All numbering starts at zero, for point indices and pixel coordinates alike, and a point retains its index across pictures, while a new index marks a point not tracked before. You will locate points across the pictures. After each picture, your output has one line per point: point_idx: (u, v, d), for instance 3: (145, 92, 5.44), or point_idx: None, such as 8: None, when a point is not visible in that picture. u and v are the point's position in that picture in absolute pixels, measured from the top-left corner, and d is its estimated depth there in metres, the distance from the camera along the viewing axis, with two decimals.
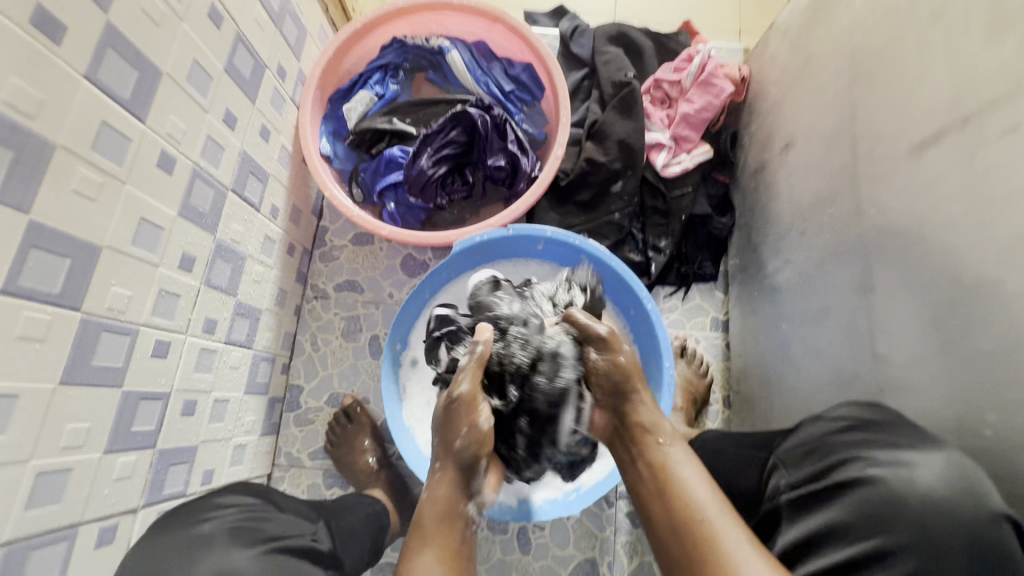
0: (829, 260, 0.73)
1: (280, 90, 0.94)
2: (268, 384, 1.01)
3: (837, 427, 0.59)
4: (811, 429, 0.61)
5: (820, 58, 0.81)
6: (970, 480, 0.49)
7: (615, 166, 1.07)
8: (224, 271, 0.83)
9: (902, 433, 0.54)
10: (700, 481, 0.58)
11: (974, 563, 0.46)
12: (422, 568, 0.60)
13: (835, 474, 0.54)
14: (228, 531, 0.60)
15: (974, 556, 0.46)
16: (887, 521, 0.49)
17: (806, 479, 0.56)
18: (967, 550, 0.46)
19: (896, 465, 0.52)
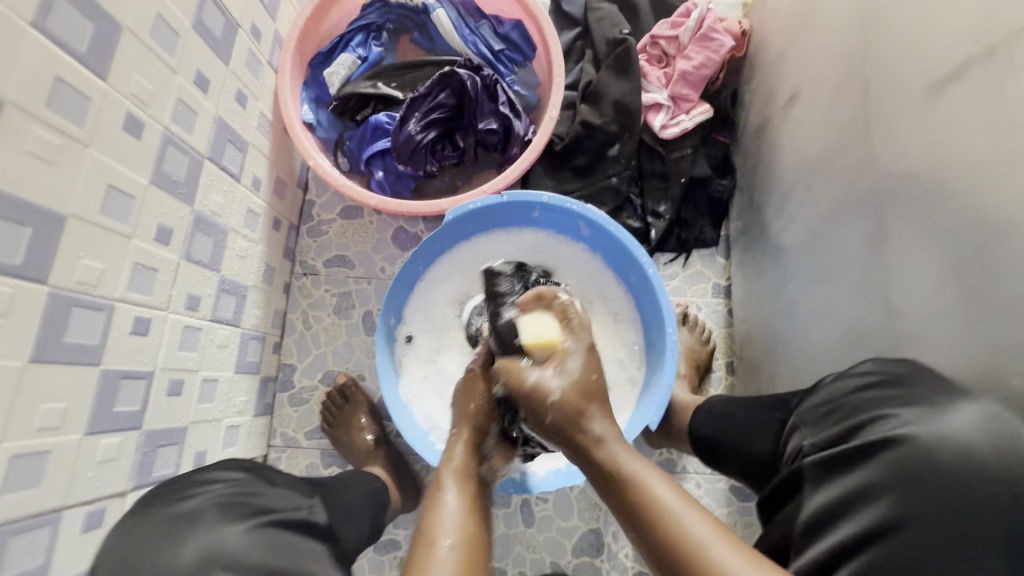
0: (839, 215, 0.70)
1: (256, 53, 0.88)
2: (259, 363, 0.98)
3: (860, 385, 0.57)
4: (831, 388, 0.60)
5: (826, 2, 0.77)
6: (1001, 432, 0.46)
7: (611, 128, 1.03)
8: (205, 245, 0.79)
9: (927, 391, 0.52)
10: (696, 519, 0.47)
11: (1016, 517, 0.44)
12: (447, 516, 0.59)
13: (863, 433, 0.53)
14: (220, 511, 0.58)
15: (1015, 511, 0.44)
16: (921, 480, 0.47)
17: (831, 439, 0.55)
18: (1008, 505, 0.44)
19: (926, 420, 0.50)
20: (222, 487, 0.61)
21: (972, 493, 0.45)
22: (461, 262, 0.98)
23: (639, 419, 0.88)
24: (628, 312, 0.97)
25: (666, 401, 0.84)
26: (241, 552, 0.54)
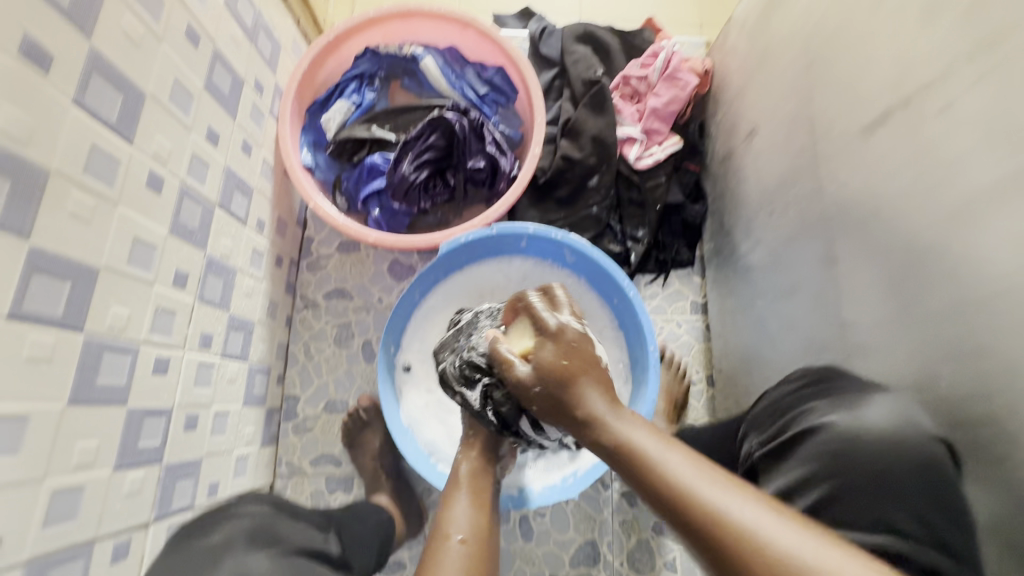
0: (796, 238, 0.78)
1: (259, 105, 0.95)
2: (265, 395, 1.03)
3: (794, 392, 0.68)
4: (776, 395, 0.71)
5: (775, 49, 0.86)
6: (909, 425, 0.58)
7: (590, 161, 1.11)
8: (216, 285, 0.84)
9: (852, 391, 0.63)
10: (680, 462, 0.49)
11: (919, 483, 0.55)
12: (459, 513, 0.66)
13: (797, 431, 0.63)
14: (244, 535, 0.62)
15: (918, 478, 0.55)
16: (845, 466, 0.58)
17: (775, 437, 0.66)
18: (912, 475, 0.56)
19: (846, 414, 0.60)
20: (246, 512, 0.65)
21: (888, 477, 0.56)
22: (454, 292, 1.05)
23: None
24: (614, 333, 1.04)
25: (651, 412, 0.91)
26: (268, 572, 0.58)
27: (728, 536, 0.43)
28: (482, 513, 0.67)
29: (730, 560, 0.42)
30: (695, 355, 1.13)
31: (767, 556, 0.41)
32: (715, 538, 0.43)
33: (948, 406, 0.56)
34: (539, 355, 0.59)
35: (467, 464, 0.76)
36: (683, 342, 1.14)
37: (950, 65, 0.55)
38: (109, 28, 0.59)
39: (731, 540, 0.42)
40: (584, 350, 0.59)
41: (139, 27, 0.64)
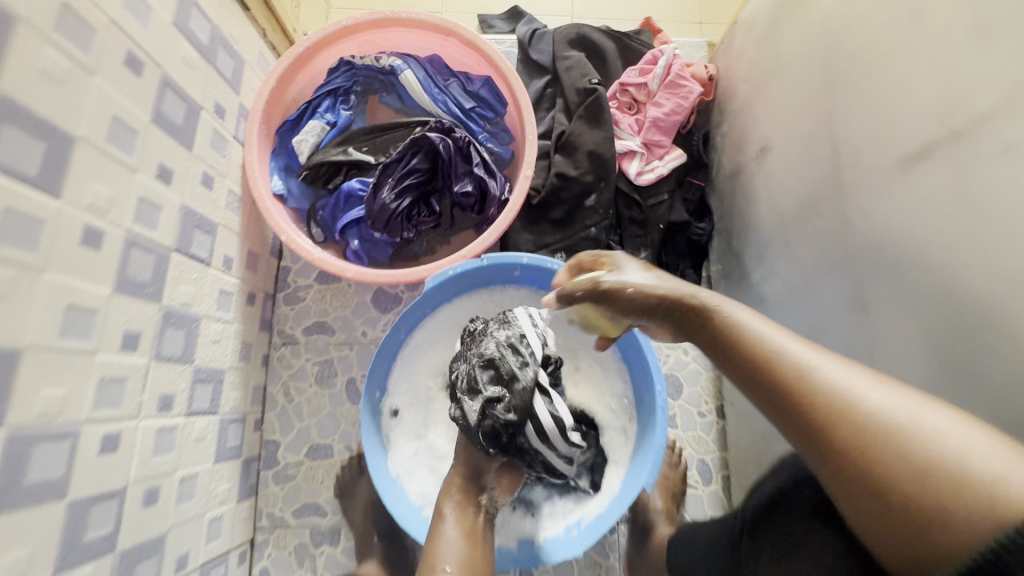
0: (818, 274, 0.70)
1: (221, 130, 0.86)
2: (240, 445, 0.95)
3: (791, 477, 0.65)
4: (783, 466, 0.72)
5: (788, 59, 0.78)
6: None
7: (587, 179, 1.02)
8: (177, 338, 0.76)
9: None
10: (791, 347, 0.49)
11: None
12: (445, 537, 0.73)
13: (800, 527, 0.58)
14: None
15: None
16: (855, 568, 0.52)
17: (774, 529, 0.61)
18: None
19: None
20: None
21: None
22: (444, 328, 0.97)
23: (634, 480, 0.86)
24: (617, 367, 0.97)
25: (660, 458, 0.84)
26: None
27: (849, 421, 0.43)
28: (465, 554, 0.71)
29: (849, 442, 0.43)
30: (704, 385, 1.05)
31: (892, 438, 0.41)
32: (837, 424, 0.43)
33: None
34: (632, 288, 0.59)
35: (451, 510, 0.77)
36: (690, 370, 1.06)
37: (1009, 93, 0.46)
38: (19, 68, 0.50)
39: (853, 424, 0.43)
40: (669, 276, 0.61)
41: (61, 62, 0.55)
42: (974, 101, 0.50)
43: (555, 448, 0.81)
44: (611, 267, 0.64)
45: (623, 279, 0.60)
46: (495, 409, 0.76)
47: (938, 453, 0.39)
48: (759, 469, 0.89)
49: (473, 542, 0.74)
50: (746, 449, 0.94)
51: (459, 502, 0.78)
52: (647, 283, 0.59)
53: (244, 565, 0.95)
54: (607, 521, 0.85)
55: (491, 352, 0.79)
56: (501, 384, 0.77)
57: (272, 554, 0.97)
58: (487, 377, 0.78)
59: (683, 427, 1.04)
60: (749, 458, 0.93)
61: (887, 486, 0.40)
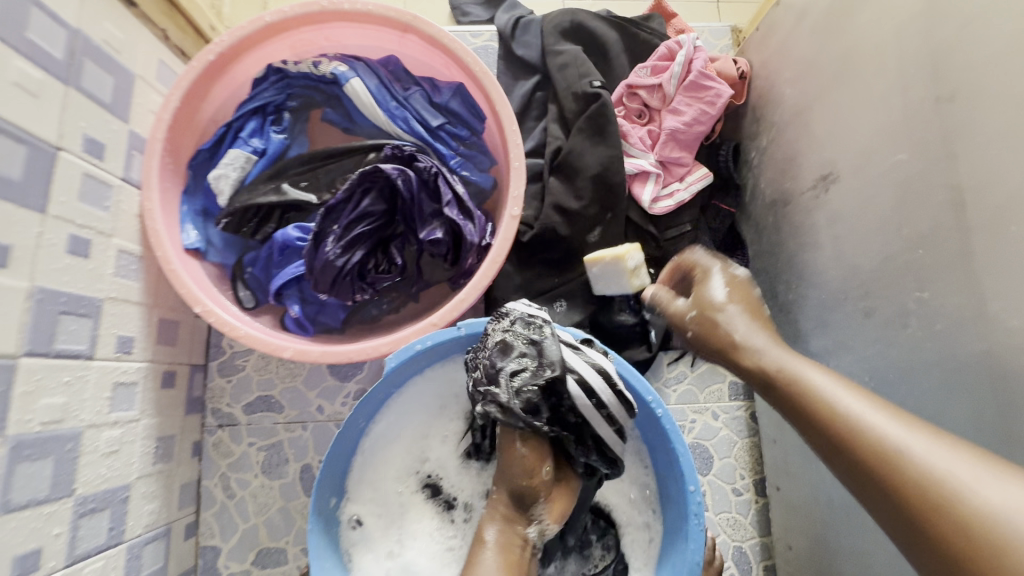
0: (927, 367, 0.50)
1: (99, 174, 0.65)
2: (165, 564, 0.75)
3: None
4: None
5: (868, 57, 0.57)
6: None
7: (590, 212, 0.81)
8: (41, 471, 0.56)
9: None
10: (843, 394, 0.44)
11: None
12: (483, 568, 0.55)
13: None
14: None
15: None
16: None
17: None
18: None
19: None
20: None
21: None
22: (416, 408, 0.77)
23: None
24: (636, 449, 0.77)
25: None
26: None
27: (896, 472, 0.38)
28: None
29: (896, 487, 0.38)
30: (739, 457, 0.86)
31: (936, 488, 0.36)
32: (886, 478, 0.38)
33: None
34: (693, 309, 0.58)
35: (494, 533, 0.59)
36: (722, 439, 0.87)
37: None
38: None
39: (890, 469, 0.38)
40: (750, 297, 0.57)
41: None
42: None
43: (603, 407, 0.62)
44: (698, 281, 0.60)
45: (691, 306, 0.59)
46: (521, 384, 0.58)
47: (979, 510, 0.34)
48: None
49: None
50: (797, 549, 0.76)
51: (505, 525, 0.59)
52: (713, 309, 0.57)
53: None
54: None
55: (503, 338, 0.61)
56: (523, 356, 0.59)
57: None
58: (502, 355, 0.60)
59: (715, 508, 0.85)
60: (804, 563, 0.74)
61: (938, 536, 0.35)
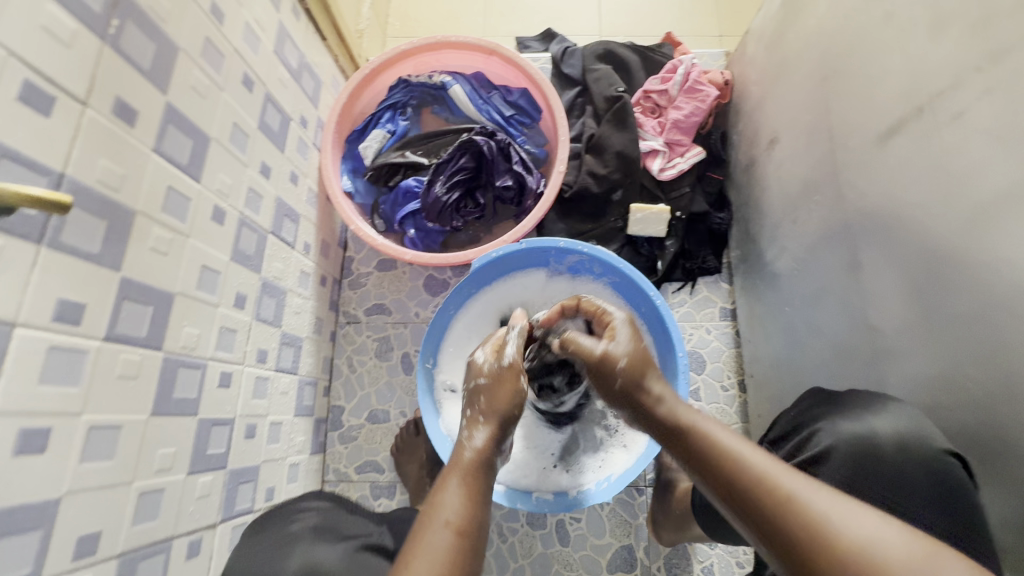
0: (818, 243, 0.80)
1: (304, 138, 1.04)
2: (313, 406, 1.10)
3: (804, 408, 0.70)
4: (785, 418, 0.72)
5: (790, 61, 0.90)
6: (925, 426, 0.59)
7: (615, 177, 1.14)
8: (270, 305, 0.92)
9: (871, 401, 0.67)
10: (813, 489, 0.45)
11: (938, 492, 0.56)
12: (446, 502, 0.55)
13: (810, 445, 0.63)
14: (312, 531, 0.72)
15: (939, 487, 0.56)
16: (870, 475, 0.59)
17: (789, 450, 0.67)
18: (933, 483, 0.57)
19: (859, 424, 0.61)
20: (310, 518, 0.75)
21: (904, 481, 0.58)
22: (489, 304, 1.11)
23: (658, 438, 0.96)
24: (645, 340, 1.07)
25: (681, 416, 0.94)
26: (326, 566, 0.66)
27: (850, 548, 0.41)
28: (477, 502, 0.56)
29: (845, 566, 0.41)
30: (725, 361, 1.12)
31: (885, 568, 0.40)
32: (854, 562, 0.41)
33: (972, 409, 0.58)
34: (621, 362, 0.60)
35: (479, 433, 0.64)
36: (713, 348, 1.14)
37: (961, 73, 0.56)
38: (180, 84, 0.68)
39: (836, 560, 0.41)
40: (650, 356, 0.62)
41: (204, 79, 0.72)
42: (935, 83, 0.59)
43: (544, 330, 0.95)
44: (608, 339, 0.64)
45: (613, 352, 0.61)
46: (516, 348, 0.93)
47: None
48: None
49: (476, 496, 0.57)
50: (765, 417, 1.00)
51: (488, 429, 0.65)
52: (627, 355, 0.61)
53: None
54: (637, 468, 0.94)
55: None
56: None
57: None
58: None
59: (706, 400, 1.11)
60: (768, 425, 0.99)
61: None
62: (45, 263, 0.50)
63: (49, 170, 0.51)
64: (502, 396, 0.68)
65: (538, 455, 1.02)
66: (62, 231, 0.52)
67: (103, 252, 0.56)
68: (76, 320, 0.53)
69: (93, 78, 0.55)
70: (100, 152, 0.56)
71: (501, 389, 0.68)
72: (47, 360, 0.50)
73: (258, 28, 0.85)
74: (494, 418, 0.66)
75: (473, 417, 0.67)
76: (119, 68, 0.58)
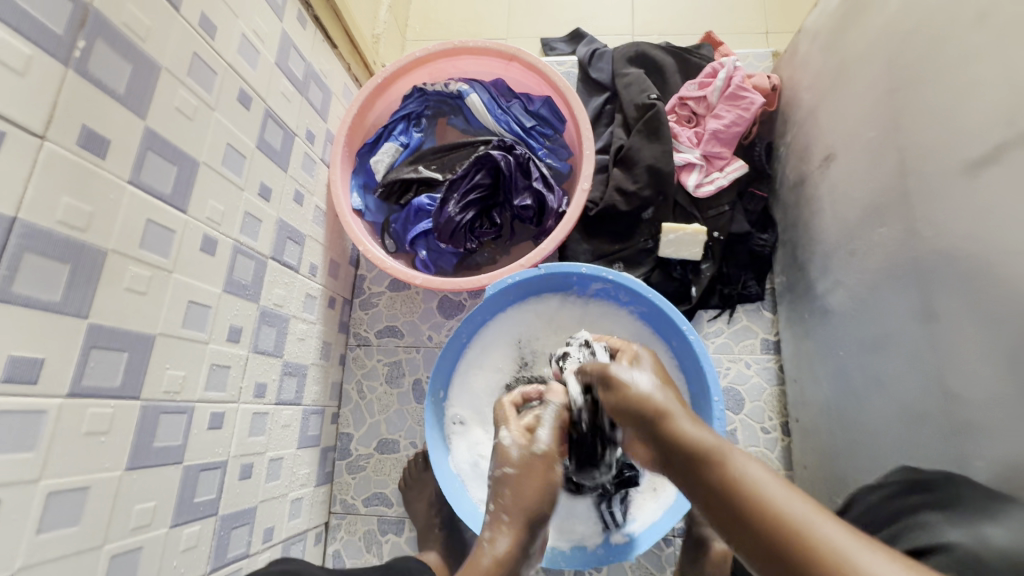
0: (883, 281, 0.68)
1: (310, 154, 0.98)
2: (319, 435, 1.05)
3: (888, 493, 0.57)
4: (867, 499, 0.59)
5: (854, 66, 0.77)
6: None
7: (646, 194, 1.03)
8: (269, 335, 0.86)
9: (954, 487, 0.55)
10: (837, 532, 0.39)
11: None
12: None
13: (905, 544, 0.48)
14: None
15: None
16: None
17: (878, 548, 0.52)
18: None
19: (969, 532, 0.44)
20: None
21: None
22: (502, 329, 1.02)
23: None
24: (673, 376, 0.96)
25: None
26: None
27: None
28: None
29: None
30: (766, 400, 1.01)
31: None
32: None
33: None
34: (651, 394, 0.59)
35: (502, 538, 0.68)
36: (753, 385, 1.02)
37: None
38: (161, 107, 0.62)
39: None
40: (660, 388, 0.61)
41: (191, 100, 0.67)
42: None
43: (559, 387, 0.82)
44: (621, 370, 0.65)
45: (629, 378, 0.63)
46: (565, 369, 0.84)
47: None
48: (825, 491, 0.83)
49: None
50: (812, 469, 0.89)
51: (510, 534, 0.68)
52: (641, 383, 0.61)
53: (319, 544, 1.05)
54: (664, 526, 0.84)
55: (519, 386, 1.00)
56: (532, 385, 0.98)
57: (344, 538, 1.06)
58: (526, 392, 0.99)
59: (744, 442, 1.00)
60: (816, 478, 0.87)
61: None
62: None
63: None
64: (525, 500, 0.69)
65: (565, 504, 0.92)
66: (12, 282, 0.47)
67: (65, 301, 0.51)
68: (32, 378, 0.49)
69: (53, 108, 0.49)
70: (62, 190, 0.50)
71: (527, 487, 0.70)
72: None
73: (256, 40, 0.79)
74: (522, 522, 0.68)
75: (498, 508, 0.70)
76: (87, 94, 0.53)
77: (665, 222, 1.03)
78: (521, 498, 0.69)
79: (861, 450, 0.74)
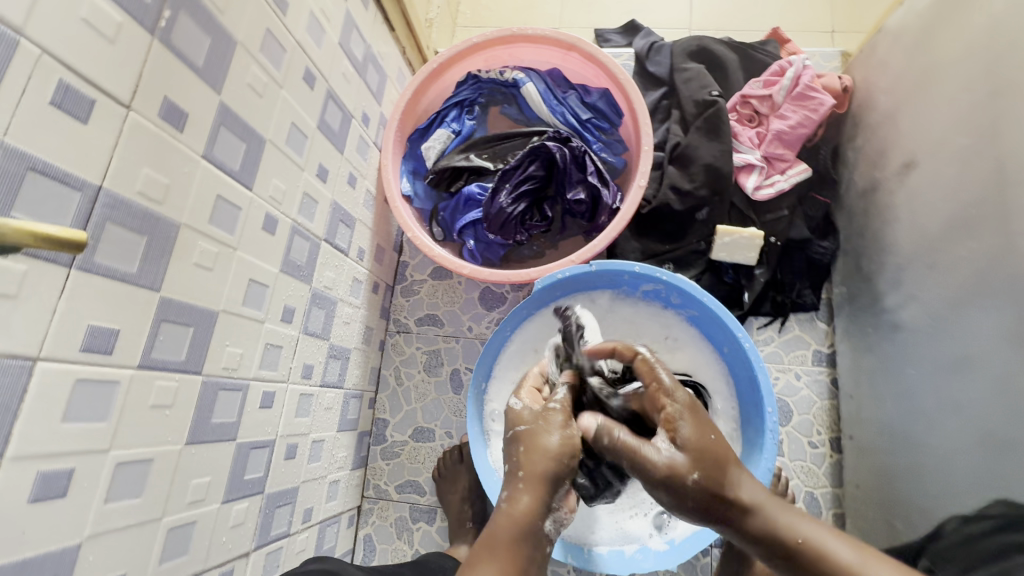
0: (979, 297, 0.65)
1: (365, 136, 0.97)
2: (357, 418, 1.05)
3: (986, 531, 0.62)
4: (959, 533, 0.66)
5: (951, 70, 0.73)
6: None
7: (702, 193, 0.99)
8: (319, 317, 0.86)
9: None
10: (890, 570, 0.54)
11: None
12: None
13: None
14: None
15: None
16: None
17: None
18: None
19: None
20: None
21: None
22: (549, 325, 1.00)
23: None
24: (723, 383, 0.94)
25: None
26: None
27: None
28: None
29: None
30: (817, 414, 0.98)
31: None
32: None
33: None
34: (696, 462, 0.56)
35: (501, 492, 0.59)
36: (802, 397, 0.99)
37: None
38: (235, 81, 0.61)
39: None
40: (702, 426, 0.59)
41: (261, 76, 0.66)
42: None
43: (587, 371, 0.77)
44: (669, 420, 0.59)
45: (670, 448, 0.57)
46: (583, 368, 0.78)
47: None
48: (883, 512, 0.81)
49: None
50: (866, 488, 0.86)
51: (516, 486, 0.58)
52: (687, 449, 0.57)
53: (351, 527, 1.05)
54: (704, 539, 0.82)
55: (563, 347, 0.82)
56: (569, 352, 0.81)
57: (375, 523, 1.06)
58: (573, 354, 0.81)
59: (790, 455, 0.97)
60: (870, 499, 0.84)
61: None
62: (74, 289, 0.45)
63: (85, 184, 0.45)
64: (533, 456, 0.58)
65: (609, 506, 0.90)
66: (95, 251, 0.47)
67: (140, 273, 0.51)
68: (108, 348, 0.49)
69: (139, 79, 0.49)
70: (142, 160, 0.50)
71: (542, 431, 0.60)
72: (71, 396, 0.46)
73: (323, 19, 0.78)
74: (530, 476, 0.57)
75: (509, 464, 0.60)
76: (168, 66, 0.52)
77: (720, 224, 0.99)
78: (536, 446, 0.59)
79: (930, 475, 0.72)
